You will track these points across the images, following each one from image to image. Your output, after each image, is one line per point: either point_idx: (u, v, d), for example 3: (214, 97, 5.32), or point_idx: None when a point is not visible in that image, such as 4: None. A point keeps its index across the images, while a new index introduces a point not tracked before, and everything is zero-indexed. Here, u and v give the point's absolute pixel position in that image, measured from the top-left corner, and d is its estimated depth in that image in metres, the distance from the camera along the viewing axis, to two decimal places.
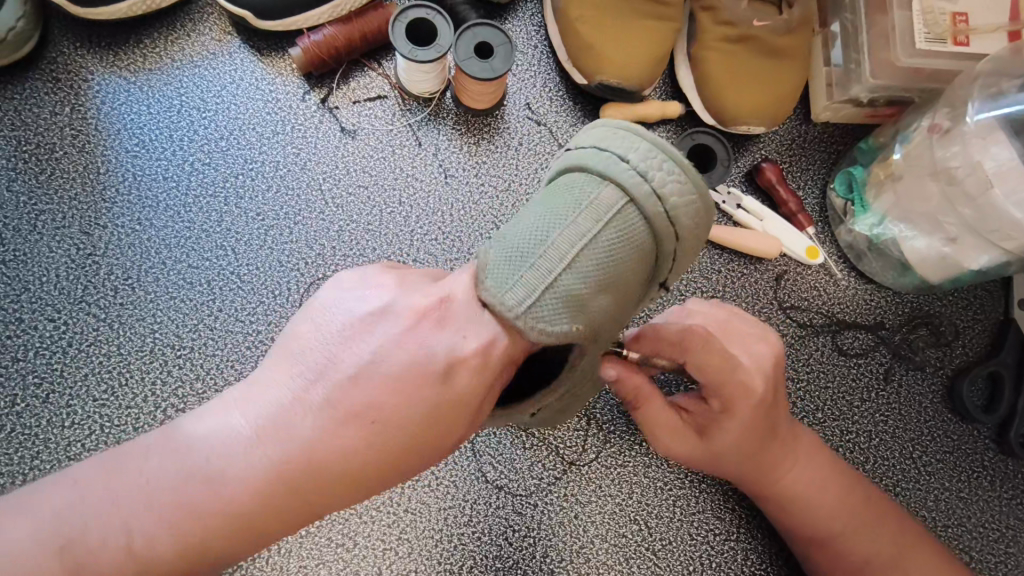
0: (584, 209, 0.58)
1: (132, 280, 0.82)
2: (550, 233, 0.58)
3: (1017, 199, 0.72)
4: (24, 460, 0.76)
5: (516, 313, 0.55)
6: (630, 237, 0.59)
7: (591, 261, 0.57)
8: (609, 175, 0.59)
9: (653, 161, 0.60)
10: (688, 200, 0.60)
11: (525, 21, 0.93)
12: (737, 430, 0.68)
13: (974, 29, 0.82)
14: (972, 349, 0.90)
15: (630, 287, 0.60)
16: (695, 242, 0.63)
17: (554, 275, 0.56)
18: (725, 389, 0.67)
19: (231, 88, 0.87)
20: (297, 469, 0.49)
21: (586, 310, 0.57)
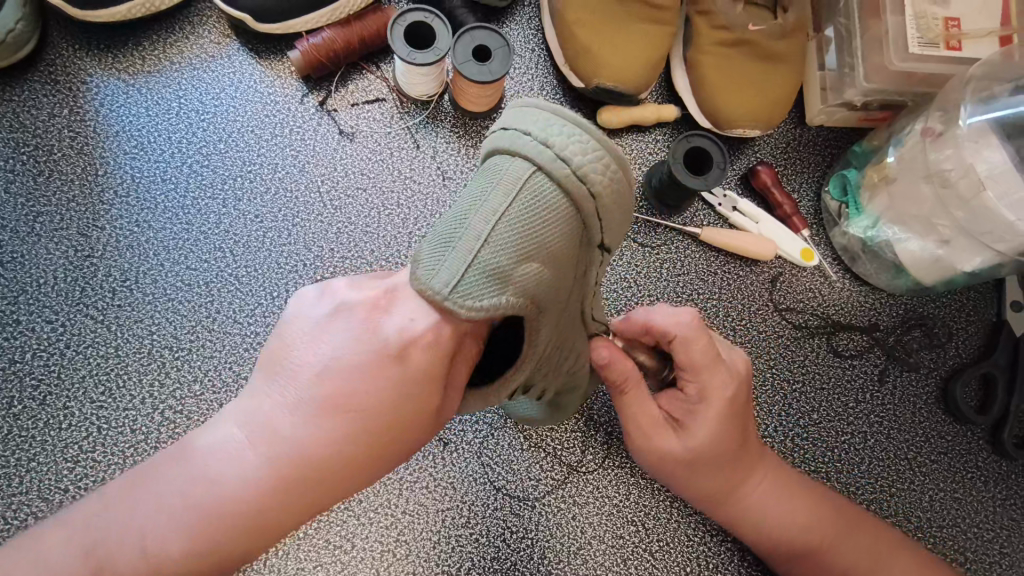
0: (495, 188, 0.56)
1: (130, 282, 0.82)
2: (469, 215, 0.56)
3: (1009, 201, 0.73)
4: (21, 462, 0.76)
5: (447, 292, 0.53)
6: (545, 206, 0.56)
7: (512, 232, 0.55)
8: (514, 149, 0.57)
9: (554, 127, 0.57)
10: (597, 158, 0.57)
11: (522, 24, 0.94)
12: (715, 426, 0.67)
13: (965, 34, 0.83)
14: (965, 350, 0.91)
15: (560, 256, 0.57)
16: (618, 201, 0.59)
17: (475, 251, 0.54)
18: (704, 378, 0.67)
19: (229, 90, 0.88)
20: (298, 464, 0.49)
21: (515, 280, 0.55)
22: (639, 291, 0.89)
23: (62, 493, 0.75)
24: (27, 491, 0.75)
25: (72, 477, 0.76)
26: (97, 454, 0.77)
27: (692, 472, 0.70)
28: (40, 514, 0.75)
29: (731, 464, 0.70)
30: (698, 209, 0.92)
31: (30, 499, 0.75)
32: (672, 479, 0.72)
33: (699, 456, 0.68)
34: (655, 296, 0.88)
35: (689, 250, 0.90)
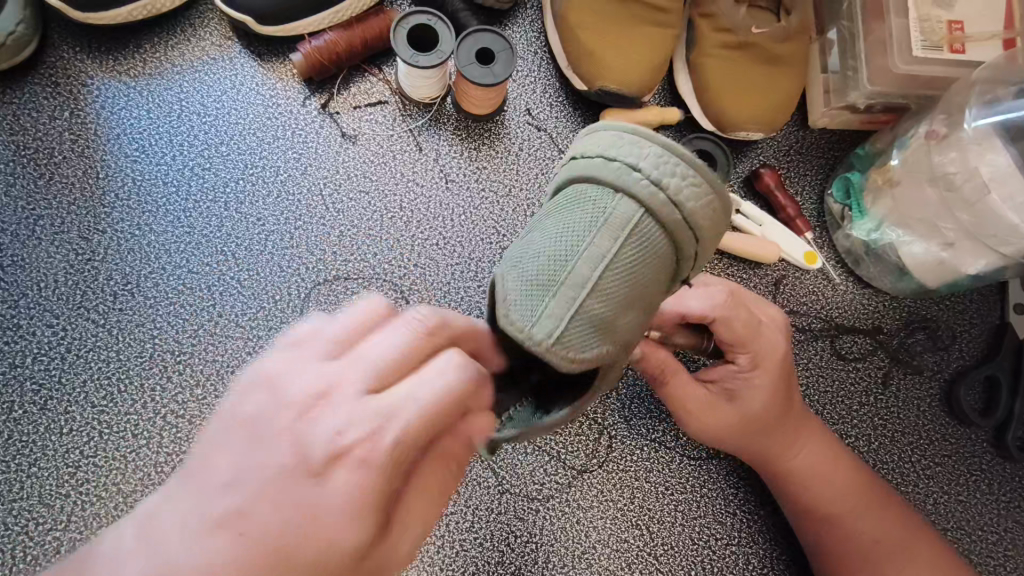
0: (600, 229, 0.55)
1: (131, 286, 0.81)
2: (569, 259, 0.55)
3: (1014, 204, 0.73)
4: (21, 467, 0.75)
5: (548, 340, 0.54)
6: (652, 252, 0.56)
7: (617, 279, 0.55)
8: (619, 186, 0.55)
9: (665, 164, 0.55)
10: (705, 203, 0.56)
11: (525, 27, 0.94)
12: (767, 390, 0.72)
13: (969, 37, 0.83)
14: (968, 352, 0.91)
15: (655, 299, 0.58)
16: (716, 229, 0.57)
17: (580, 301, 0.54)
18: (749, 347, 0.70)
19: (231, 93, 0.87)
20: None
21: (615, 328, 0.56)
22: None
23: (63, 498, 0.75)
24: (27, 497, 0.75)
25: (74, 482, 0.75)
26: (99, 459, 0.76)
27: (742, 434, 0.74)
28: (41, 519, 0.74)
29: (778, 425, 0.73)
30: None
31: (31, 504, 0.74)
32: (721, 444, 0.75)
33: (750, 416, 0.72)
34: None
35: None
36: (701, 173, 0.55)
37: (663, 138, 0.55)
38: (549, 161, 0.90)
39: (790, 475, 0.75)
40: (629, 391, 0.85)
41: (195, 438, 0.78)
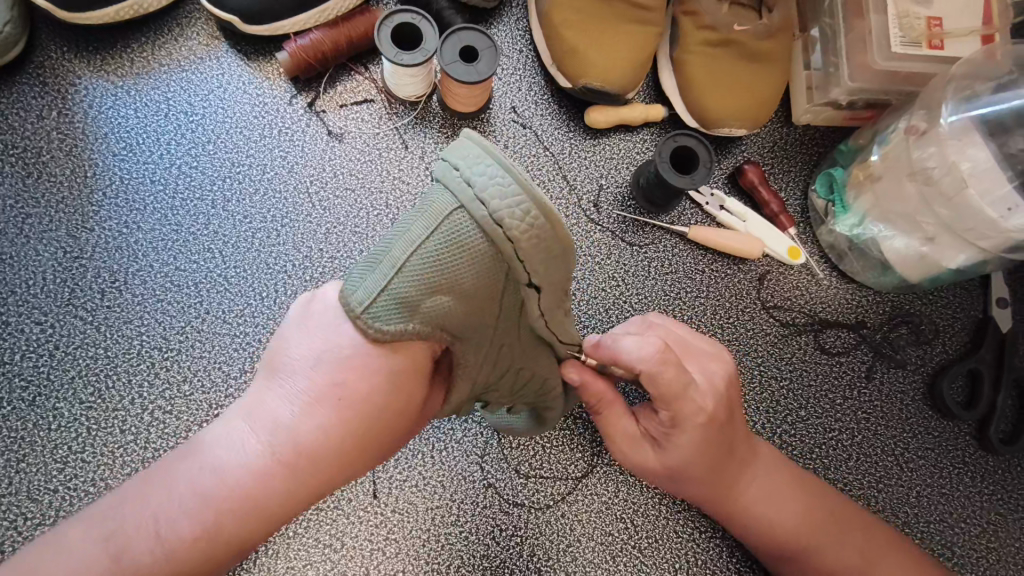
0: (419, 218, 0.55)
1: (119, 283, 0.82)
2: (394, 239, 0.56)
3: (991, 199, 0.74)
4: (10, 463, 0.76)
5: (360, 311, 0.55)
6: (463, 243, 0.54)
7: (422, 265, 0.55)
8: (445, 184, 0.55)
9: (481, 166, 0.54)
10: (517, 202, 0.53)
11: (510, 25, 0.94)
12: (692, 446, 0.65)
13: (948, 33, 0.84)
14: (951, 346, 0.92)
15: (478, 293, 0.56)
16: (541, 244, 0.55)
17: (387, 277, 0.55)
18: (673, 407, 0.63)
19: (218, 92, 0.88)
20: (290, 453, 0.53)
21: (424, 309, 0.55)
22: (628, 289, 0.89)
23: (52, 493, 0.75)
24: (16, 492, 0.75)
25: (62, 478, 0.76)
26: (87, 455, 0.77)
27: (684, 480, 0.69)
28: (30, 515, 0.75)
29: (726, 467, 0.69)
30: (686, 208, 0.92)
31: (20, 500, 0.75)
32: (664, 484, 0.71)
33: (685, 465, 0.67)
34: (643, 295, 0.89)
35: (677, 249, 0.91)
36: (512, 175, 0.53)
37: (490, 144, 0.54)
38: (534, 158, 0.91)
39: (743, 511, 0.72)
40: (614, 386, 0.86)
41: (182, 433, 0.79)
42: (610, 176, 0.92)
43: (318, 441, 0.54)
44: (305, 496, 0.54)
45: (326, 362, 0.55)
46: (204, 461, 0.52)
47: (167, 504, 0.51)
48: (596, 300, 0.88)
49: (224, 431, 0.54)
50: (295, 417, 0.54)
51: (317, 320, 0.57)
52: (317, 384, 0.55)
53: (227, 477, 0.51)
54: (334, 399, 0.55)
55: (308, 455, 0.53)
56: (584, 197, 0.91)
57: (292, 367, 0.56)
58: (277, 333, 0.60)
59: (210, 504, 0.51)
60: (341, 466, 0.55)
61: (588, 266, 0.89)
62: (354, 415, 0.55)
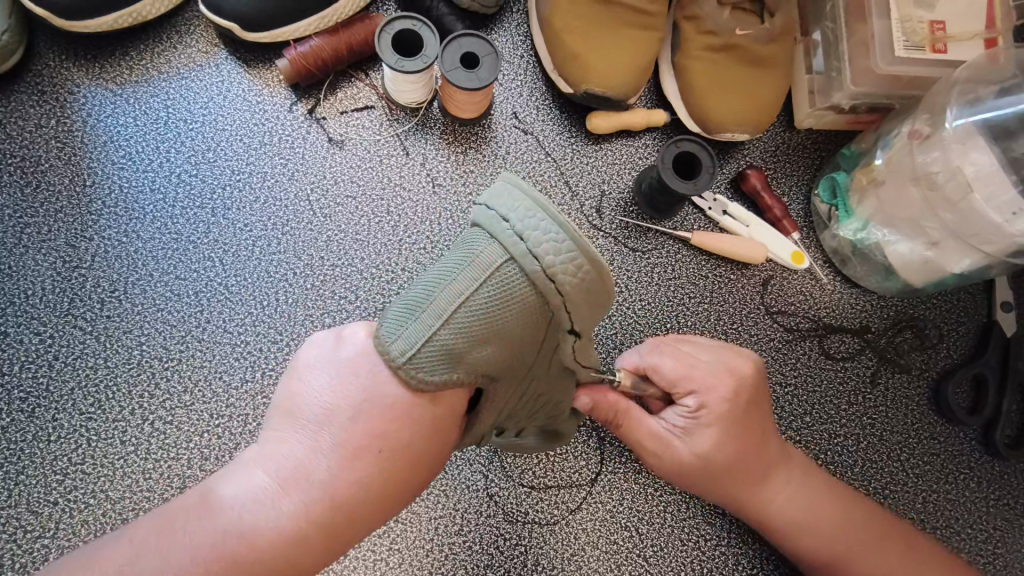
0: (464, 267, 0.55)
1: (119, 293, 0.82)
2: (437, 288, 0.55)
3: (997, 203, 0.73)
4: (9, 476, 0.75)
5: (400, 361, 0.55)
6: (511, 295, 0.55)
7: (469, 316, 0.54)
8: (492, 235, 0.55)
9: (531, 219, 0.54)
10: (569, 257, 0.53)
11: (511, 31, 0.94)
12: (714, 430, 0.67)
13: (951, 37, 0.83)
14: (956, 351, 0.91)
15: (522, 340, 0.56)
16: (590, 298, 0.56)
17: (433, 328, 0.54)
18: (684, 388, 0.68)
19: (218, 100, 0.88)
20: (323, 504, 0.52)
21: (467, 358, 0.55)
22: (630, 295, 0.88)
23: (51, 506, 0.75)
24: (16, 504, 0.75)
25: (62, 490, 0.75)
26: (87, 466, 0.76)
27: (707, 483, 0.69)
28: (29, 527, 0.74)
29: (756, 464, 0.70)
30: (689, 213, 0.92)
31: (19, 512, 0.74)
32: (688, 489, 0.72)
33: (706, 462, 0.68)
34: (646, 302, 0.88)
35: (680, 254, 0.90)
36: (565, 229, 0.53)
37: (538, 195, 0.54)
38: (536, 164, 0.91)
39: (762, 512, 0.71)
40: None
41: (183, 444, 0.78)
42: (612, 181, 0.92)
43: (352, 493, 0.53)
44: (335, 548, 0.53)
45: (362, 413, 0.54)
46: (230, 515, 0.50)
47: (191, 561, 0.48)
48: None
49: (252, 484, 0.52)
50: (330, 470, 0.53)
51: (347, 367, 0.56)
52: (351, 436, 0.54)
53: (260, 532, 0.50)
54: (368, 452, 0.54)
55: (341, 506, 0.52)
56: (586, 203, 0.91)
57: (322, 416, 0.55)
58: (296, 375, 0.58)
59: (236, 558, 0.49)
60: (372, 517, 0.54)
61: None
62: (389, 468, 0.55)
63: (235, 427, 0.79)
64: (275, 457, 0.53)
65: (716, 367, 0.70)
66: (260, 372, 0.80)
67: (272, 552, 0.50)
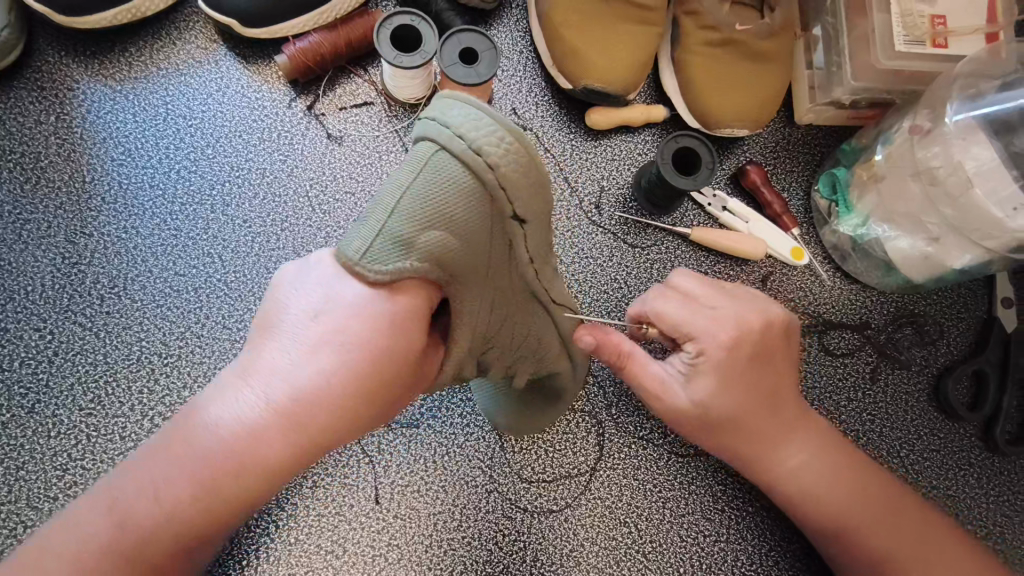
0: (404, 168, 0.56)
1: (118, 289, 0.82)
2: (381, 193, 0.57)
3: (998, 198, 0.73)
4: (10, 471, 0.76)
5: (357, 259, 0.55)
6: (447, 180, 0.55)
7: (410, 206, 0.55)
8: (424, 134, 0.57)
9: (456, 111, 0.56)
10: (490, 132, 0.55)
11: (510, 27, 0.94)
12: (718, 381, 0.64)
13: (953, 31, 0.83)
14: (957, 347, 0.91)
15: (468, 230, 0.56)
16: (526, 178, 0.57)
17: (381, 222, 0.55)
18: (689, 335, 0.65)
19: (217, 95, 0.88)
20: (288, 403, 0.51)
21: (416, 245, 0.55)
22: (630, 292, 0.88)
23: (51, 501, 0.75)
24: (16, 500, 0.75)
25: (61, 486, 0.76)
26: (86, 462, 0.77)
27: (708, 434, 0.67)
28: (30, 523, 0.74)
29: (763, 421, 0.67)
30: (688, 209, 0.92)
31: (20, 507, 0.75)
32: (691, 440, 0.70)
33: (709, 416, 0.65)
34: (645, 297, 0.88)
35: (679, 250, 0.90)
36: (485, 113, 0.56)
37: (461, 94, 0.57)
38: None
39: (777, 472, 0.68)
40: (617, 390, 0.86)
41: None
42: (611, 177, 0.91)
43: (313, 391, 0.51)
44: (301, 453, 0.51)
45: (325, 312, 0.54)
46: (203, 423, 0.51)
47: (171, 470, 0.50)
48: (598, 303, 0.87)
49: (219, 389, 0.52)
50: (294, 369, 0.52)
51: (310, 279, 0.56)
52: (313, 334, 0.53)
53: (223, 432, 0.50)
54: (330, 347, 0.53)
55: (310, 403, 0.51)
56: (586, 199, 0.91)
57: (290, 321, 0.55)
58: (271, 294, 0.58)
59: (211, 460, 0.49)
60: (341, 420, 0.52)
61: (589, 268, 0.88)
62: (356, 363, 0.53)
63: None
64: (245, 363, 0.53)
65: (726, 318, 0.65)
66: None
67: (246, 449, 0.49)
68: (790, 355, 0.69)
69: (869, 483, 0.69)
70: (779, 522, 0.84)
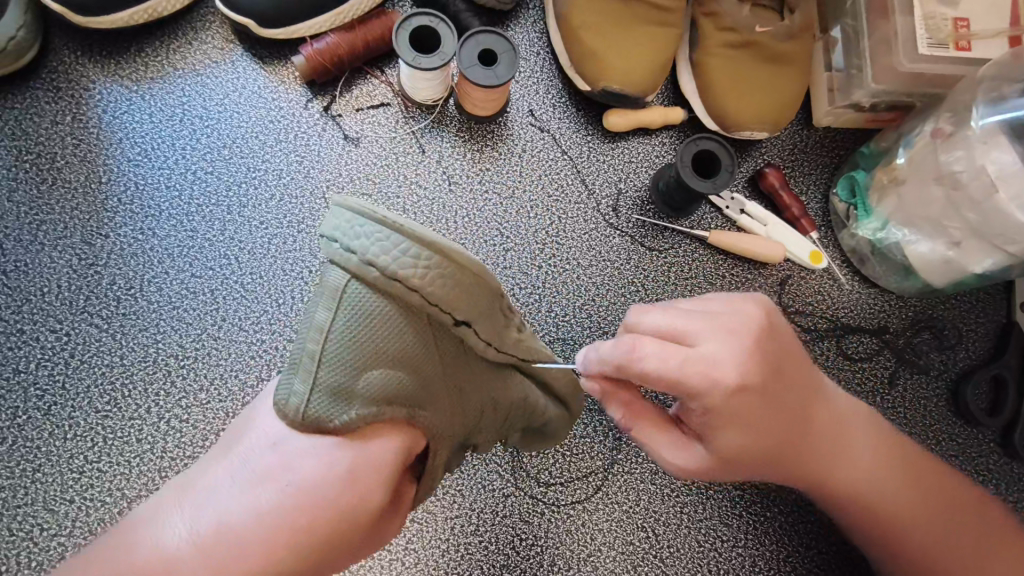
0: (319, 307, 0.56)
1: (135, 291, 0.81)
2: (305, 335, 0.57)
3: (1022, 202, 0.72)
4: (26, 473, 0.75)
5: (299, 417, 0.55)
6: (370, 313, 0.55)
7: (342, 349, 0.55)
8: (331, 260, 0.54)
9: (354, 228, 0.52)
10: (396, 253, 0.52)
11: (528, 27, 0.93)
12: (737, 433, 0.59)
13: (975, 34, 0.82)
14: (975, 352, 0.90)
15: (409, 358, 0.57)
16: (455, 287, 0.54)
17: (312, 373, 0.55)
18: (687, 391, 0.56)
19: (233, 96, 0.87)
20: (223, 539, 0.53)
21: (358, 392, 0.55)
22: (647, 294, 0.88)
23: (68, 504, 0.75)
24: (32, 502, 0.75)
25: (78, 488, 0.75)
26: (103, 464, 0.76)
27: (756, 471, 0.63)
28: (46, 525, 0.74)
29: (797, 447, 0.63)
30: (706, 211, 0.91)
31: (36, 510, 0.74)
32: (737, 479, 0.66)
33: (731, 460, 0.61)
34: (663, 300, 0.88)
35: (696, 253, 0.90)
36: (388, 228, 0.51)
37: (356, 203, 0.52)
38: (552, 162, 0.90)
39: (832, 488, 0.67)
40: None
41: (199, 442, 0.78)
42: (628, 180, 0.91)
43: (251, 528, 0.53)
44: None
45: (281, 446, 0.56)
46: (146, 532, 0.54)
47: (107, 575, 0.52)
48: (615, 306, 0.87)
49: (167, 505, 0.56)
50: (240, 503, 0.54)
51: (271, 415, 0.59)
52: (263, 469, 0.55)
53: (154, 555, 0.52)
54: (282, 485, 0.55)
55: (245, 544, 0.53)
56: (603, 201, 0.90)
57: (251, 447, 0.57)
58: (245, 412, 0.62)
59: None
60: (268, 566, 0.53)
61: (606, 271, 0.88)
62: (300, 514, 0.54)
63: None
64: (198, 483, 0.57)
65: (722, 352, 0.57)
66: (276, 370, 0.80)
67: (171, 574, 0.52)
68: (798, 370, 0.62)
69: (911, 473, 0.67)
70: (797, 528, 0.83)
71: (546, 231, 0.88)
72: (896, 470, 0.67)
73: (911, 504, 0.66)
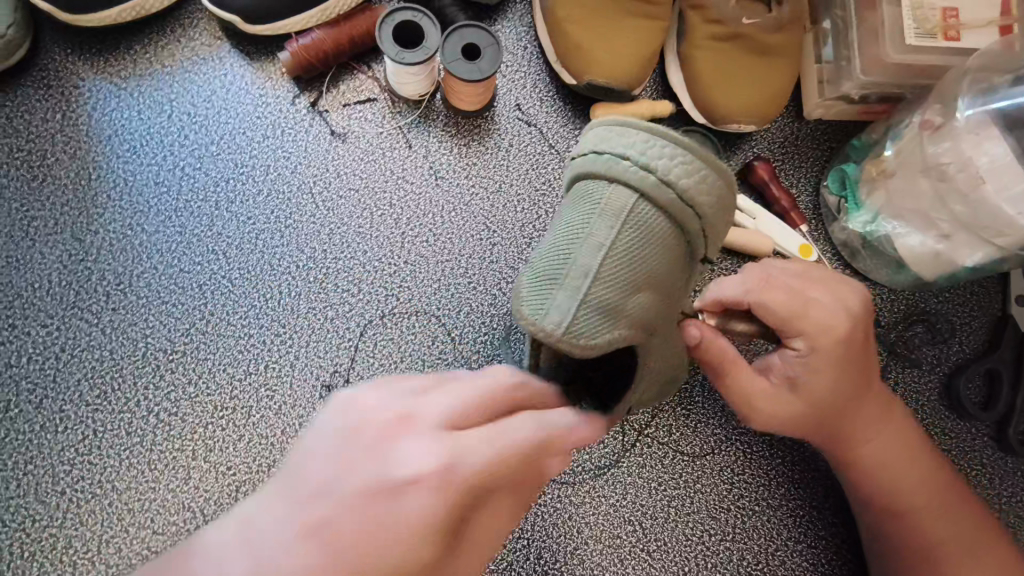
0: (597, 218, 0.61)
1: (124, 286, 0.82)
2: (570, 251, 0.61)
3: (1009, 194, 0.71)
4: (18, 465, 0.77)
5: (556, 330, 0.57)
6: (649, 229, 0.61)
7: (621, 269, 0.60)
8: (621, 178, 0.61)
9: (653, 149, 0.61)
10: (699, 177, 0.61)
11: (515, 22, 0.93)
12: (828, 376, 0.67)
13: (964, 24, 0.81)
14: (968, 345, 0.89)
15: (659, 279, 0.62)
16: (718, 206, 0.63)
17: (583, 289, 0.59)
18: (800, 329, 0.65)
19: (221, 92, 0.88)
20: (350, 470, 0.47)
21: (626, 310, 0.60)
22: None
23: (58, 496, 0.76)
24: (24, 494, 0.76)
25: (69, 480, 0.76)
26: (93, 457, 0.77)
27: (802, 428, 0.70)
28: (37, 516, 0.75)
29: (850, 414, 0.70)
30: None
31: (27, 501, 0.76)
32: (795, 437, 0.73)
33: (812, 409, 0.69)
34: None
35: None
36: (687, 149, 0.61)
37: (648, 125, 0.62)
38: (539, 156, 0.90)
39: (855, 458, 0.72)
40: None
41: (187, 435, 0.79)
42: None
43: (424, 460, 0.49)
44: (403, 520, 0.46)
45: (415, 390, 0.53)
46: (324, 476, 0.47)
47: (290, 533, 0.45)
48: None
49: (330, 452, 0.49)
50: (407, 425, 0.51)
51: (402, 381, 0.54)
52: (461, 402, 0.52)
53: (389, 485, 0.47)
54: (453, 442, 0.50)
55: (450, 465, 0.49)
56: None
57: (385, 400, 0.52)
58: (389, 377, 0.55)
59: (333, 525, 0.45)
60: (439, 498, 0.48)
61: None
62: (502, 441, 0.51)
63: (239, 419, 0.79)
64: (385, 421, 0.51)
65: (837, 308, 0.66)
66: (263, 365, 0.81)
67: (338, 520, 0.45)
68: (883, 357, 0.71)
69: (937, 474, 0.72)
70: (785, 522, 0.83)
71: (534, 226, 0.88)
72: (918, 465, 0.72)
73: (926, 498, 0.71)
